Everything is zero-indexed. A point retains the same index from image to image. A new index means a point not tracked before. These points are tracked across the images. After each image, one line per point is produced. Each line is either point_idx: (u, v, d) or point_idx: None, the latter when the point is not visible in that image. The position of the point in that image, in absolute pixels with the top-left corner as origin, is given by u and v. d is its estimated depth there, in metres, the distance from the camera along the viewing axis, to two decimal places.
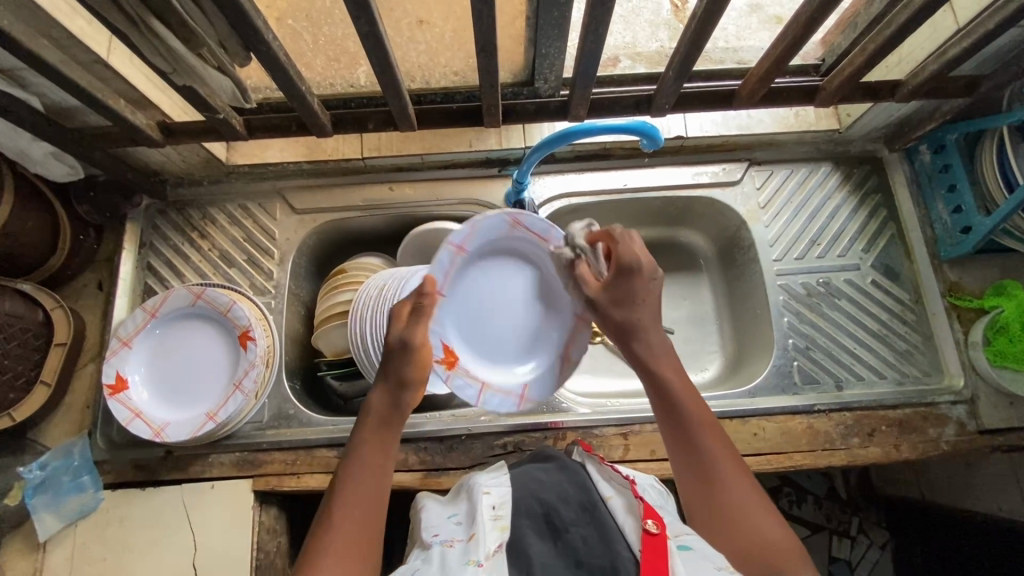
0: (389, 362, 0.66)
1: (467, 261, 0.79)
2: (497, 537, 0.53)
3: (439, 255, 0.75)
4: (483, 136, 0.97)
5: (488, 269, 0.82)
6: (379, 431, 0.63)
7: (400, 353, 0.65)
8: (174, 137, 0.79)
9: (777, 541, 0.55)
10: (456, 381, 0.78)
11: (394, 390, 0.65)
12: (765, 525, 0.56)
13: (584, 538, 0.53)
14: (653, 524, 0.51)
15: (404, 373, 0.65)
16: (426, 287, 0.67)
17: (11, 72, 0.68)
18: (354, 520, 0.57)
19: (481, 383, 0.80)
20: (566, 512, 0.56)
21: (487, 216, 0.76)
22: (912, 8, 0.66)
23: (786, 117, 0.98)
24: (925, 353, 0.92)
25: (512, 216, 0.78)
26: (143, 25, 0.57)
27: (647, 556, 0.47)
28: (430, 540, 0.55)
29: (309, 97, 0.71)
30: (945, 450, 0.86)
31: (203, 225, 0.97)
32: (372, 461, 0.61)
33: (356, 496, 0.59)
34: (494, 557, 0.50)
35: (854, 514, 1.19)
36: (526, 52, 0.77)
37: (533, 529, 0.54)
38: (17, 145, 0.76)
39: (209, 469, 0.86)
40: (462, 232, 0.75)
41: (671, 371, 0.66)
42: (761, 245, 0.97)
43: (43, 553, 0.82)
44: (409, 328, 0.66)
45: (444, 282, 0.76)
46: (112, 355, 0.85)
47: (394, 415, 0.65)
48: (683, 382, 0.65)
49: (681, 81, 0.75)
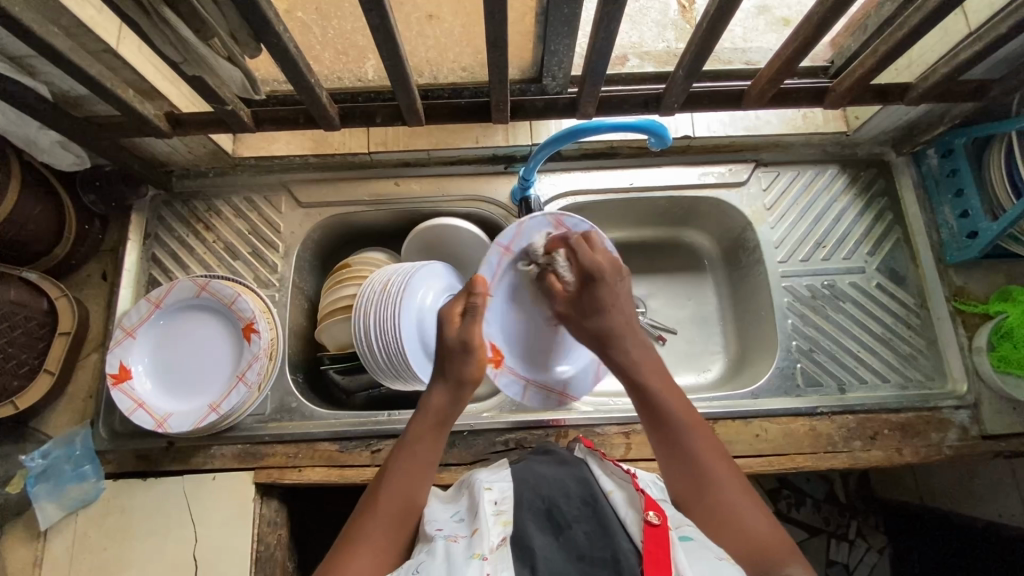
0: (448, 363, 0.68)
1: (512, 261, 0.84)
2: (500, 532, 0.53)
3: (488, 256, 0.81)
4: (490, 132, 0.97)
5: (533, 268, 0.87)
6: (432, 432, 0.65)
7: (460, 353, 0.67)
8: (182, 128, 0.79)
9: (766, 536, 0.57)
10: (503, 378, 0.84)
11: (454, 391, 0.67)
12: (756, 518, 0.58)
13: (586, 533, 0.52)
14: (655, 515, 0.51)
15: (466, 372, 0.67)
16: (476, 289, 0.70)
17: (21, 60, 0.68)
18: (395, 514, 0.59)
19: (524, 380, 0.86)
20: (568, 508, 0.56)
21: (531, 218, 0.80)
22: (924, 11, 0.66)
23: (793, 118, 0.98)
24: (928, 357, 0.92)
25: (555, 218, 0.81)
26: (156, 15, 0.56)
27: (650, 548, 0.48)
28: (433, 533, 0.55)
29: (318, 90, 0.71)
30: (947, 454, 0.86)
31: (209, 217, 0.97)
32: (421, 460, 0.63)
33: (397, 493, 0.60)
34: (498, 550, 0.50)
35: (853, 519, 1.16)
36: (536, 48, 0.77)
37: (534, 523, 0.54)
38: (25, 133, 0.77)
39: (211, 460, 0.86)
40: (511, 232, 0.81)
41: (655, 377, 0.69)
42: (766, 246, 0.97)
43: (44, 542, 0.83)
44: (462, 329, 0.68)
45: (492, 281, 0.83)
46: (116, 345, 0.85)
47: (449, 415, 0.67)
48: (665, 383, 0.69)
49: (690, 80, 0.75)
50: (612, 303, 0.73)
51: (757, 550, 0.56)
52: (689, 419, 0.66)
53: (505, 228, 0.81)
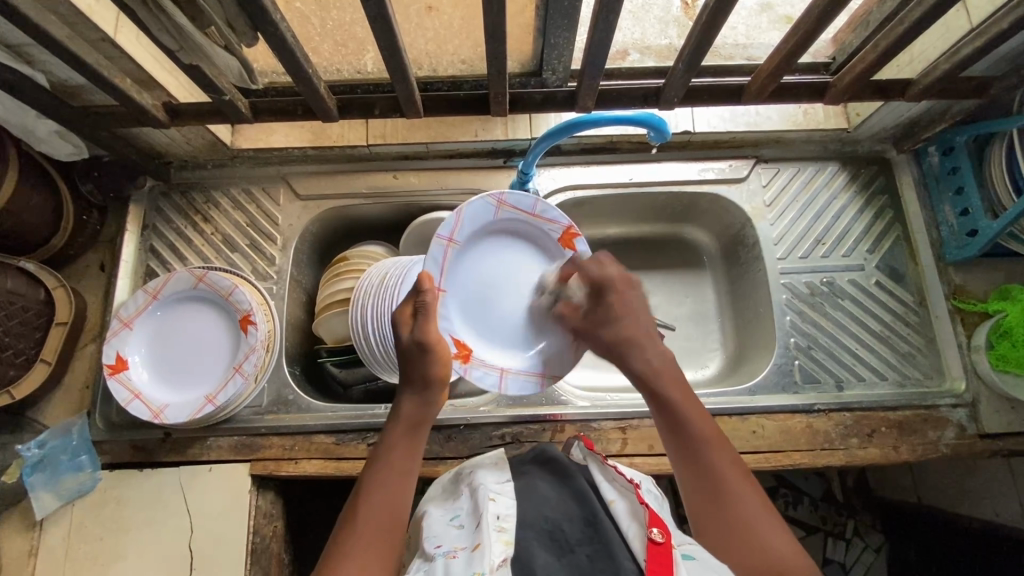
0: (409, 367, 0.67)
1: (460, 252, 0.79)
2: (502, 551, 0.51)
3: (431, 250, 0.75)
4: (489, 125, 0.97)
5: (485, 253, 0.82)
6: (405, 437, 0.65)
7: (419, 353, 0.67)
8: (180, 118, 0.78)
9: (784, 552, 0.55)
10: (473, 371, 0.77)
11: (421, 393, 0.67)
12: (780, 543, 0.56)
13: (589, 556, 0.51)
14: (657, 533, 0.51)
15: (430, 373, 0.67)
16: (424, 286, 0.69)
17: (18, 49, 0.68)
18: (379, 522, 0.58)
19: (499, 371, 0.79)
20: (571, 532, 0.54)
21: (471, 202, 0.77)
22: (926, 5, 0.66)
23: (794, 114, 0.97)
24: (927, 355, 0.92)
25: (496, 199, 0.79)
26: (152, 3, 0.56)
27: (651, 566, 0.48)
28: (433, 551, 0.54)
29: (316, 81, 0.70)
30: (944, 452, 0.86)
31: (207, 208, 0.97)
32: (400, 465, 0.63)
33: (379, 501, 0.60)
34: (499, 570, 0.49)
35: (850, 518, 1.17)
36: (536, 41, 0.76)
37: (538, 543, 0.53)
38: (22, 122, 0.76)
39: (207, 452, 0.86)
40: (450, 222, 0.76)
41: (671, 382, 0.67)
42: (764, 243, 0.97)
43: (39, 531, 0.83)
44: (417, 330, 0.67)
45: (441, 277, 0.77)
46: (113, 336, 0.85)
47: (421, 418, 0.66)
48: (683, 392, 0.66)
49: (689, 75, 0.74)
50: (632, 314, 0.71)
51: (774, 570, 0.54)
52: (709, 435, 0.63)
53: (445, 218, 0.76)
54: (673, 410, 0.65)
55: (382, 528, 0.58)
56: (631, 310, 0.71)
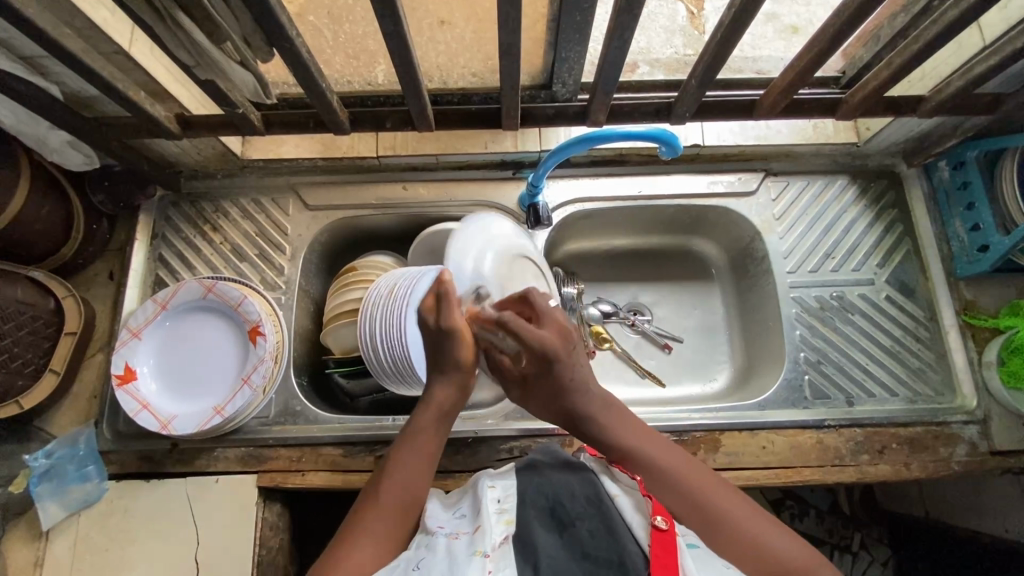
0: (438, 352, 0.67)
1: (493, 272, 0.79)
2: (503, 530, 0.52)
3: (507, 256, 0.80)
4: (499, 138, 0.97)
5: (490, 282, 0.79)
6: (435, 423, 0.66)
7: (447, 339, 0.66)
8: (193, 130, 0.79)
9: (792, 552, 0.54)
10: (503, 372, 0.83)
11: (456, 380, 0.67)
12: (781, 543, 0.55)
13: (591, 533, 0.53)
14: (661, 519, 0.51)
15: (457, 355, 0.67)
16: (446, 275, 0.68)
17: (32, 60, 0.68)
18: (397, 500, 0.60)
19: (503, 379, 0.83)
20: (573, 507, 0.56)
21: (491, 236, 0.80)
22: (940, 24, 0.65)
23: (804, 128, 0.97)
24: (938, 370, 0.91)
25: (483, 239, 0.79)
26: (170, 19, 0.57)
27: (658, 552, 0.48)
28: (435, 529, 0.56)
29: (329, 95, 0.71)
30: (955, 470, 0.85)
31: (216, 218, 0.97)
32: (425, 452, 0.64)
33: (398, 483, 0.61)
34: (500, 548, 0.50)
35: (857, 530, 1.15)
36: (546, 55, 0.77)
37: (538, 521, 0.55)
38: (35, 133, 0.76)
39: (214, 463, 0.86)
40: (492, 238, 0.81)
41: (610, 417, 0.65)
42: (774, 256, 0.96)
43: (45, 542, 0.82)
44: (444, 315, 0.67)
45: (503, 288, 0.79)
46: (122, 346, 0.85)
47: (451, 407, 0.67)
48: (639, 435, 0.64)
49: (702, 91, 0.74)
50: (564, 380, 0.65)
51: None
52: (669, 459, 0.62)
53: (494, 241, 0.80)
54: (628, 447, 0.63)
55: (400, 509, 0.60)
56: (562, 382, 0.65)
